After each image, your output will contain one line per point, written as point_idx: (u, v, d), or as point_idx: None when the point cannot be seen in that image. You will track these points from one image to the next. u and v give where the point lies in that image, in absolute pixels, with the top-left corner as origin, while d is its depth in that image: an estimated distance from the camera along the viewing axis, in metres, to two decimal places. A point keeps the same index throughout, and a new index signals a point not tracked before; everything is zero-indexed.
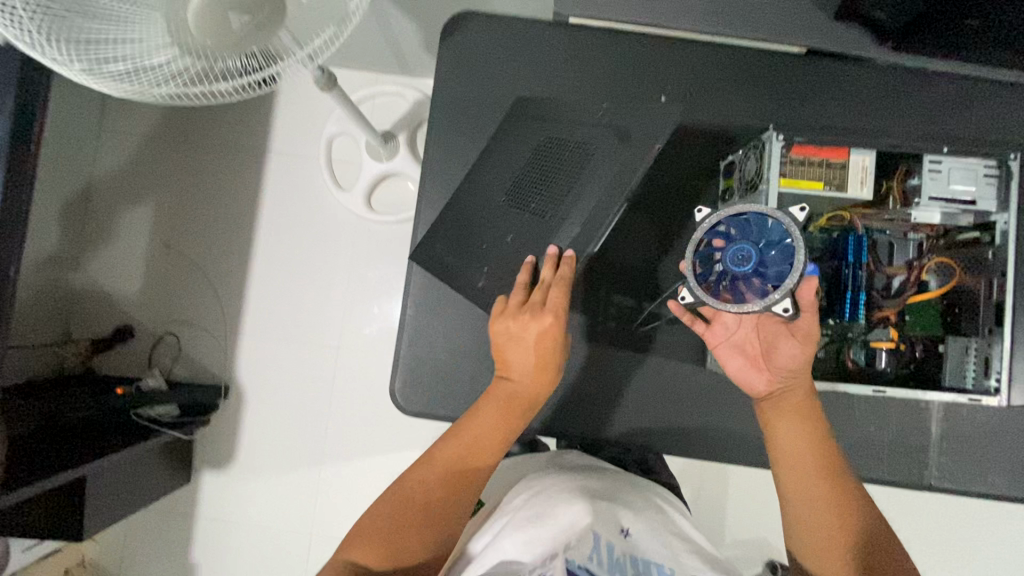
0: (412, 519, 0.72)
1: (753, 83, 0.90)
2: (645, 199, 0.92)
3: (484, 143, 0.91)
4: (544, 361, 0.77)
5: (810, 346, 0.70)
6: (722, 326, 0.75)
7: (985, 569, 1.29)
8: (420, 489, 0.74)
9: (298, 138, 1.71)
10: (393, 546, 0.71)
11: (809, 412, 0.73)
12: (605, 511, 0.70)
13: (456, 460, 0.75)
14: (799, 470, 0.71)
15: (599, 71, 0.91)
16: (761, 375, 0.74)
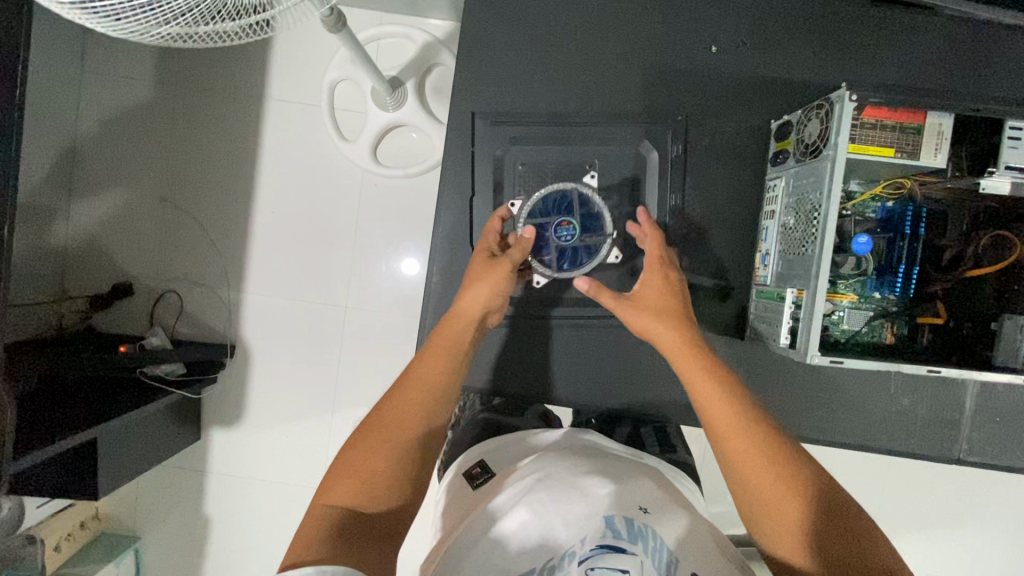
0: (379, 448, 0.63)
1: (813, 35, 0.82)
2: (693, 161, 0.84)
3: (518, 98, 0.83)
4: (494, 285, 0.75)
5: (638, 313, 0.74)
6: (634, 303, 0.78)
7: (980, 527, 1.34)
8: (383, 427, 0.65)
9: (298, 84, 1.59)
10: (365, 480, 0.62)
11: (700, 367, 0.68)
12: (620, 487, 0.69)
13: (416, 398, 0.68)
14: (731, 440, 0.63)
15: (644, 16, 0.83)
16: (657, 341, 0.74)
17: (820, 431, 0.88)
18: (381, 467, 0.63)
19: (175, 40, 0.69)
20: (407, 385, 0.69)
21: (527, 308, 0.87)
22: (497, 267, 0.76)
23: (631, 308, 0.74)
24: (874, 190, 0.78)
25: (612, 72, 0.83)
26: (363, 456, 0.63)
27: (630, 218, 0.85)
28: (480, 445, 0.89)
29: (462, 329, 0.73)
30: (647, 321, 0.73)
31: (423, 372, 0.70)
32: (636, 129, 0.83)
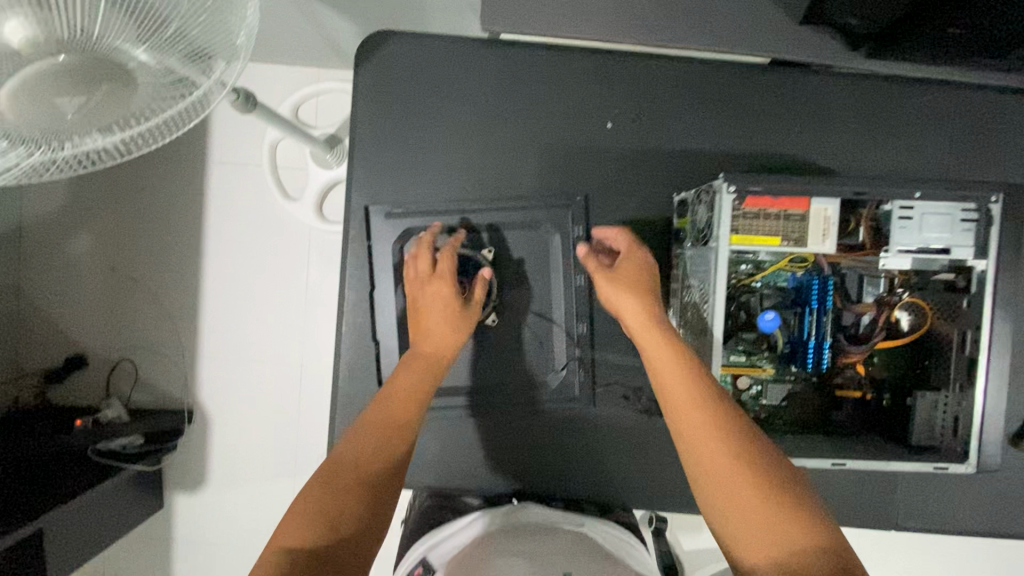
0: (346, 477, 0.57)
1: (710, 103, 0.80)
2: (597, 238, 0.82)
3: (415, 186, 0.82)
4: (453, 309, 0.74)
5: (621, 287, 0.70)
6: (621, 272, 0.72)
7: None
8: (355, 456, 0.60)
9: (239, 144, 1.56)
10: (333, 509, 0.54)
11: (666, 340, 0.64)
12: (540, 565, 0.59)
13: (388, 423, 0.64)
14: (711, 462, 0.55)
15: (537, 93, 0.81)
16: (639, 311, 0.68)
17: None
18: (348, 502, 0.55)
19: (43, 177, 0.66)
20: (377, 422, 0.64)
21: (441, 398, 0.83)
22: (464, 316, 0.75)
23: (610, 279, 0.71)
24: (780, 263, 0.74)
25: (510, 154, 0.82)
26: (335, 490, 0.56)
27: (537, 299, 0.83)
28: (425, 540, 0.73)
29: (436, 358, 0.72)
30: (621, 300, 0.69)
31: (392, 404, 0.66)
32: (538, 212, 0.81)
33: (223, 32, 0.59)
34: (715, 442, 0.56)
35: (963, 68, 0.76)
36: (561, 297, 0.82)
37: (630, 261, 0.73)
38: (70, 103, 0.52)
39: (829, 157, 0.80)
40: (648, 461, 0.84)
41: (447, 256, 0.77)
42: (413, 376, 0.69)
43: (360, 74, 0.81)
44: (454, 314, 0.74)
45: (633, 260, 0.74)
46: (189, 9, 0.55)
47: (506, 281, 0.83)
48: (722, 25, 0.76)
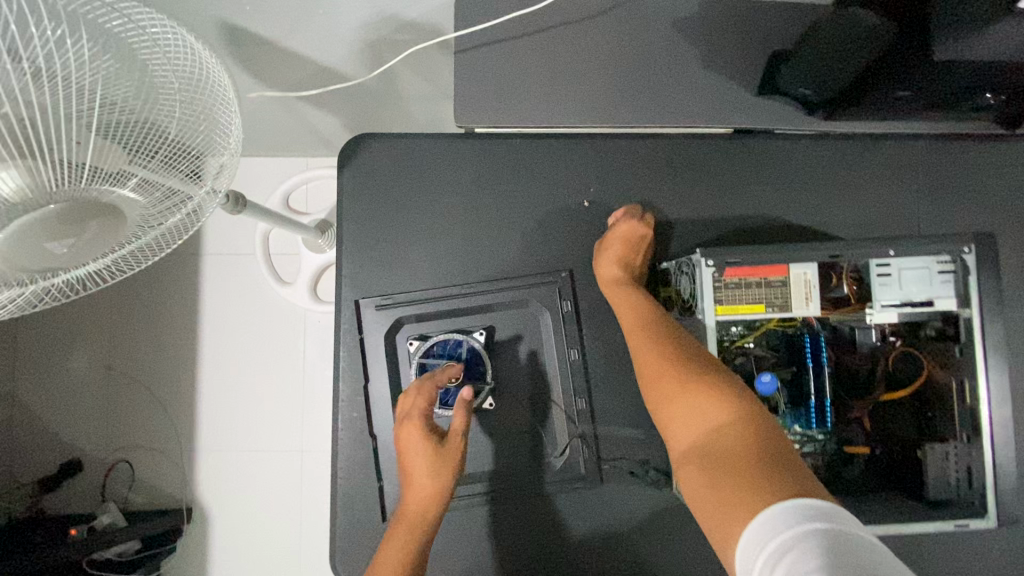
0: None
1: (680, 173, 0.84)
2: (585, 312, 0.83)
3: (403, 276, 0.83)
4: (433, 457, 0.74)
5: (608, 253, 0.79)
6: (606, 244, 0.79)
7: None
8: None
9: (232, 235, 1.58)
10: None
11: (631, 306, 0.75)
12: None
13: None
14: (651, 372, 0.67)
15: (515, 177, 0.84)
16: (613, 278, 0.78)
17: None
18: None
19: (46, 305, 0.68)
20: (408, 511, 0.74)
21: None
22: (442, 457, 0.74)
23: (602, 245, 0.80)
24: (771, 324, 0.75)
25: (493, 238, 0.84)
26: None
27: (532, 379, 0.82)
28: None
29: (422, 515, 0.73)
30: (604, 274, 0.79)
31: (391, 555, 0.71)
32: (525, 291, 0.82)
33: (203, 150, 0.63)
34: (655, 361, 0.67)
35: (913, 120, 0.81)
36: (555, 374, 0.82)
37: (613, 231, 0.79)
38: (59, 244, 0.55)
39: (801, 215, 0.83)
40: (663, 542, 0.80)
41: (427, 383, 0.77)
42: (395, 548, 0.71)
43: (344, 173, 0.84)
44: (434, 464, 0.74)
45: (618, 230, 0.79)
46: (170, 135, 0.59)
47: (499, 363, 0.82)
48: (682, 103, 0.82)
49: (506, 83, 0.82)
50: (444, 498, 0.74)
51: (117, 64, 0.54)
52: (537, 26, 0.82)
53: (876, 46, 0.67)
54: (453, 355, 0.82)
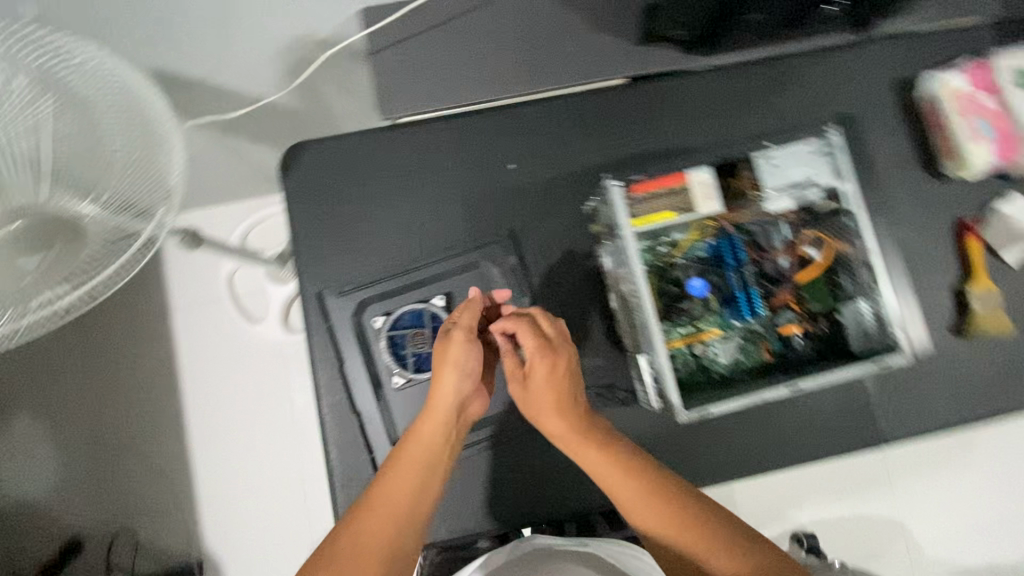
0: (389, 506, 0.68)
1: (590, 125, 0.93)
2: (530, 261, 0.90)
3: (357, 260, 0.89)
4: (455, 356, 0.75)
5: (546, 386, 0.75)
6: (530, 380, 0.76)
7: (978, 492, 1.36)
8: (391, 491, 0.69)
9: (196, 284, 1.59)
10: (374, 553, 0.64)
11: (591, 440, 0.73)
12: None
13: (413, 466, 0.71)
14: (644, 511, 0.68)
15: (445, 154, 0.92)
16: (556, 418, 0.75)
17: (750, 467, 0.88)
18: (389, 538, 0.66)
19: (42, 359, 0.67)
20: (433, 407, 0.74)
21: None
22: (455, 344, 0.76)
23: (522, 394, 0.77)
24: (692, 235, 0.85)
25: (435, 212, 0.91)
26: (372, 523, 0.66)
27: None
28: None
29: (443, 405, 0.74)
30: (543, 417, 0.75)
31: (415, 445, 0.72)
32: (473, 254, 0.90)
33: (150, 198, 0.66)
34: (645, 501, 0.68)
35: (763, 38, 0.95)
36: None
37: (532, 372, 0.75)
38: (29, 260, 0.62)
39: (700, 140, 0.93)
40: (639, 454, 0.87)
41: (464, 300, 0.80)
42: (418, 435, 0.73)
43: (288, 179, 0.91)
44: (455, 358, 0.75)
45: (536, 369, 0.75)
46: (115, 154, 0.65)
47: None
48: (574, 65, 0.93)
49: (419, 76, 0.91)
50: (460, 395, 0.75)
51: (61, 102, 0.63)
52: (437, 20, 0.92)
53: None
54: (416, 323, 0.87)
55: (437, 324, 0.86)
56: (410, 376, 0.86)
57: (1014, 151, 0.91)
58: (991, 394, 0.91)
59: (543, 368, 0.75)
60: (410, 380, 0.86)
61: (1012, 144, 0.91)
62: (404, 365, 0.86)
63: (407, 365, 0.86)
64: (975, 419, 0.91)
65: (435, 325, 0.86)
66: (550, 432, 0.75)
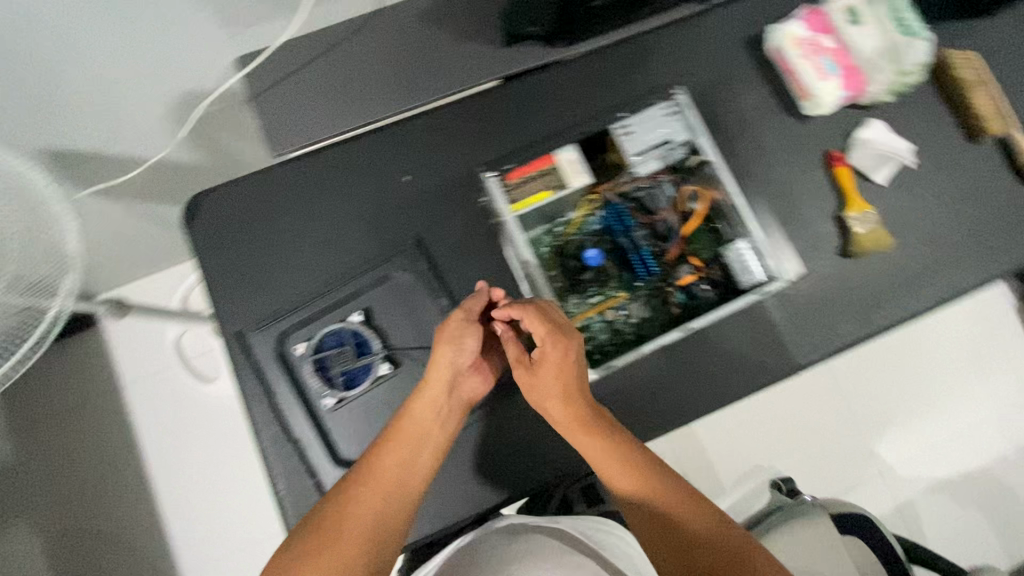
0: (384, 484, 0.78)
1: (474, 128, 0.99)
2: (440, 263, 0.94)
3: (270, 294, 0.91)
4: (455, 341, 0.85)
5: (558, 369, 0.82)
6: (543, 364, 0.83)
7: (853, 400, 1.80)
8: (386, 470, 0.78)
9: (145, 355, 1.56)
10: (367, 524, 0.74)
11: (585, 418, 0.81)
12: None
13: (408, 448, 0.80)
14: (621, 479, 0.79)
15: (342, 177, 0.96)
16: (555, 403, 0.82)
17: (680, 417, 0.93)
18: (380, 512, 0.76)
19: None
20: (427, 393, 0.83)
21: None
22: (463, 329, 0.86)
23: (528, 379, 0.84)
24: (583, 211, 0.95)
25: (341, 233, 0.95)
26: (368, 499, 0.76)
27: (414, 335, 0.91)
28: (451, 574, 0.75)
29: (439, 390, 0.84)
30: (544, 402, 0.83)
31: (411, 429, 0.81)
32: (383, 266, 0.93)
33: (53, 271, 0.79)
34: (624, 472, 0.79)
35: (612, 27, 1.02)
36: (429, 323, 0.92)
37: (543, 357, 0.83)
38: None
39: (579, 121, 0.99)
40: None
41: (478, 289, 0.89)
42: (416, 419, 0.81)
43: (193, 228, 0.93)
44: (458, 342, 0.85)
45: (546, 355, 0.83)
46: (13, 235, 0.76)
47: (382, 332, 0.91)
48: (448, 76, 1.00)
49: (305, 110, 0.96)
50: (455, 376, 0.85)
51: None
52: (312, 57, 0.97)
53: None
54: (338, 342, 0.89)
55: (358, 339, 0.89)
56: (342, 396, 0.88)
57: (859, 80, 0.99)
58: (885, 304, 0.99)
59: (555, 354, 0.83)
60: (341, 399, 0.88)
61: (859, 77, 0.99)
62: (332, 387, 0.88)
63: (336, 384, 0.88)
64: (876, 331, 0.98)
65: (355, 341, 0.89)
66: (550, 416, 0.83)
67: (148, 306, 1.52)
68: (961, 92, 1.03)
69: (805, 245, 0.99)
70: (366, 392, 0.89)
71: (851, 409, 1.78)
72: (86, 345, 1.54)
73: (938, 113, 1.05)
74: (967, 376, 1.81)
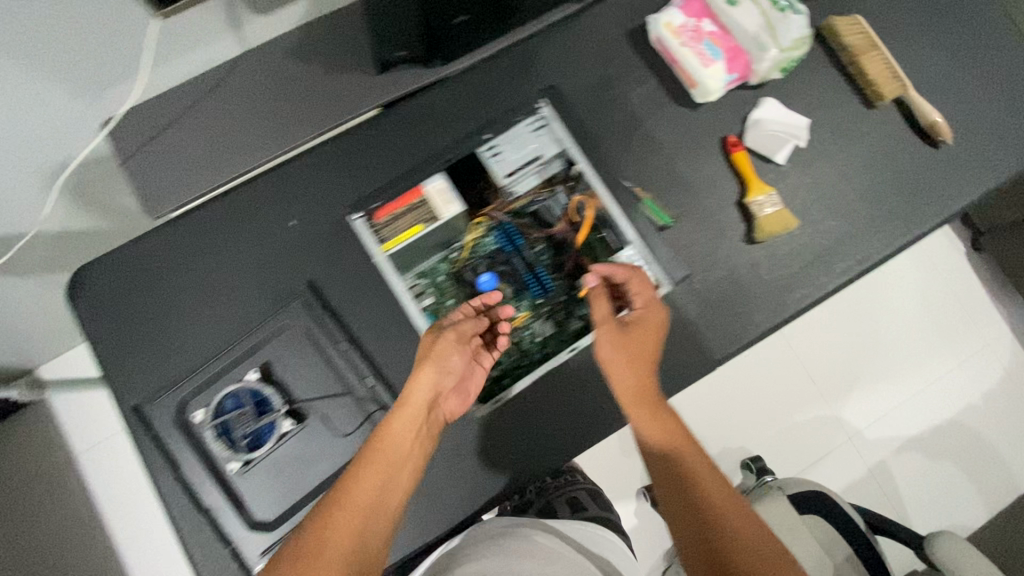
0: (370, 493, 0.75)
1: (358, 162, 0.97)
2: (338, 308, 0.92)
3: (163, 364, 0.89)
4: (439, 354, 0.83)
5: (644, 335, 0.85)
6: (625, 330, 0.86)
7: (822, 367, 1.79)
8: (372, 479, 0.76)
9: (93, 424, 1.50)
10: (353, 536, 0.73)
11: (646, 390, 0.83)
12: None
13: (395, 459, 0.78)
14: (666, 450, 0.80)
15: (228, 232, 0.94)
16: (630, 370, 0.83)
17: (600, 431, 0.91)
18: (363, 521, 0.74)
19: None
20: (407, 404, 0.81)
21: (279, 524, 0.86)
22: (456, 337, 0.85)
23: (619, 334, 0.85)
24: (473, 237, 0.97)
25: (232, 290, 0.92)
26: (354, 507, 0.74)
27: (316, 386, 0.89)
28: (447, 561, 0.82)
29: (417, 402, 0.81)
30: (621, 365, 0.84)
31: (394, 440, 0.79)
32: (279, 320, 0.90)
33: None
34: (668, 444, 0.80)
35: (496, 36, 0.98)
36: (330, 372, 0.90)
37: (643, 318, 0.86)
38: None
39: (462, 144, 0.99)
40: (493, 455, 0.89)
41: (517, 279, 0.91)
42: (398, 430, 0.79)
43: (76, 306, 0.90)
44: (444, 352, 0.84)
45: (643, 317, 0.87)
46: None
47: (283, 387, 0.89)
48: (323, 112, 0.97)
49: (179, 170, 0.93)
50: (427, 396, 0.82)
51: None
52: (179, 112, 0.94)
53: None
54: (237, 405, 0.87)
55: (257, 398, 0.87)
56: (247, 459, 0.86)
57: (745, 64, 0.98)
58: (797, 289, 0.97)
59: (643, 324, 0.86)
60: (248, 462, 0.86)
61: (743, 59, 0.97)
62: (235, 451, 0.86)
63: (241, 447, 0.86)
64: (791, 317, 0.97)
65: (255, 401, 0.87)
66: (614, 383, 0.83)
67: (68, 384, 1.46)
68: (854, 61, 1.00)
69: (711, 238, 0.97)
70: (273, 451, 0.87)
71: (813, 379, 1.77)
72: (18, 426, 1.48)
73: (834, 84, 1.02)
74: (924, 332, 1.79)
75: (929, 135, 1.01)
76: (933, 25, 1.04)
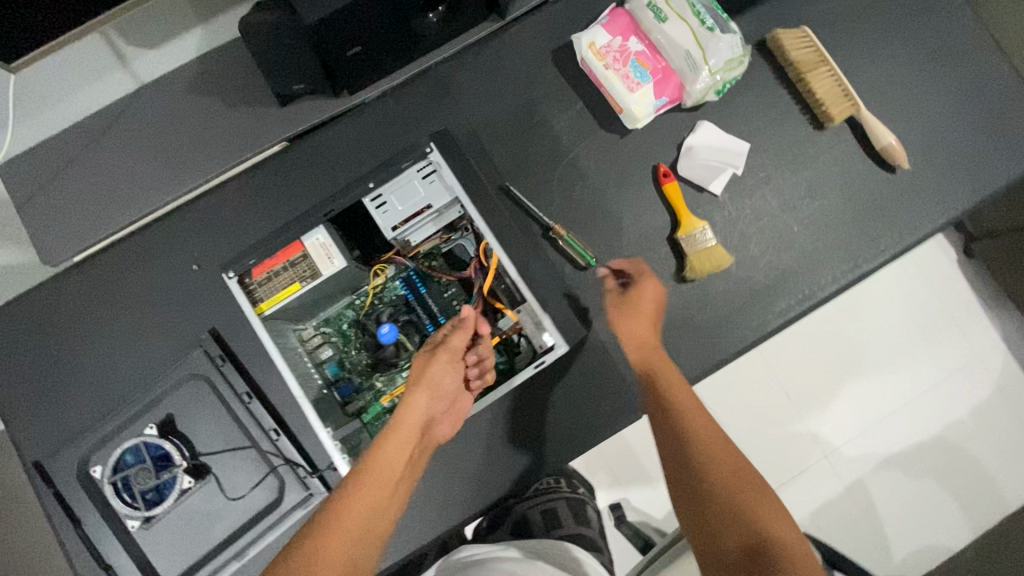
0: (368, 506, 0.68)
1: (263, 200, 0.92)
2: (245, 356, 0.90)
3: (68, 415, 0.88)
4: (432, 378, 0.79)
5: (649, 298, 0.83)
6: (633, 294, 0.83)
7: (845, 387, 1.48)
8: (374, 492, 0.69)
9: None
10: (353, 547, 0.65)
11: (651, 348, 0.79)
12: None
13: (393, 473, 0.72)
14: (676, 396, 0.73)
15: (127, 278, 0.90)
16: (638, 322, 0.81)
17: (514, 482, 0.88)
18: (363, 532, 0.67)
19: None
20: (403, 422, 0.76)
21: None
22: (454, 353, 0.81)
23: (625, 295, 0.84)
24: (375, 287, 0.90)
25: (134, 338, 0.89)
26: (356, 516, 0.67)
27: (218, 440, 0.86)
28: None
29: (413, 419, 0.77)
30: (628, 322, 0.81)
31: (393, 450, 0.73)
32: (178, 371, 0.86)
33: None
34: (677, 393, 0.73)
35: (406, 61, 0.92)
36: (231, 426, 0.86)
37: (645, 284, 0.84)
38: None
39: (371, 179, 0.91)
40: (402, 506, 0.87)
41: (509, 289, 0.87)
42: (397, 445, 0.74)
43: None
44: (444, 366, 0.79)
45: (645, 291, 0.83)
46: None
47: (185, 442, 0.86)
48: (222, 147, 0.90)
49: (74, 214, 0.90)
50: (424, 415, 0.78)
51: None
52: (76, 153, 0.90)
53: (269, 30, 0.72)
54: (138, 460, 0.85)
55: (156, 454, 0.85)
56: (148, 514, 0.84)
57: (676, 85, 0.89)
58: (731, 331, 0.90)
59: (650, 287, 0.83)
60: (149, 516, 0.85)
61: (675, 81, 0.89)
62: (136, 508, 0.84)
63: (141, 504, 0.84)
64: (723, 361, 0.90)
65: (154, 457, 0.85)
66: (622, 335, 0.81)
67: None
68: (800, 78, 0.91)
69: None
70: (175, 506, 0.85)
71: (789, 389, 1.49)
72: None
73: (779, 103, 0.93)
74: (921, 327, 1.47)
75: (884, 158, 0.92)
76: (892, 35, 0.94)
